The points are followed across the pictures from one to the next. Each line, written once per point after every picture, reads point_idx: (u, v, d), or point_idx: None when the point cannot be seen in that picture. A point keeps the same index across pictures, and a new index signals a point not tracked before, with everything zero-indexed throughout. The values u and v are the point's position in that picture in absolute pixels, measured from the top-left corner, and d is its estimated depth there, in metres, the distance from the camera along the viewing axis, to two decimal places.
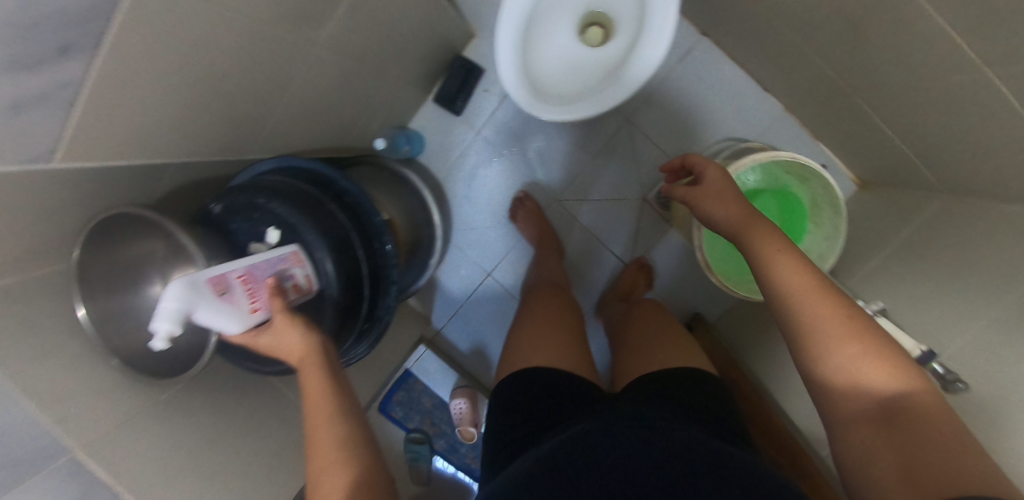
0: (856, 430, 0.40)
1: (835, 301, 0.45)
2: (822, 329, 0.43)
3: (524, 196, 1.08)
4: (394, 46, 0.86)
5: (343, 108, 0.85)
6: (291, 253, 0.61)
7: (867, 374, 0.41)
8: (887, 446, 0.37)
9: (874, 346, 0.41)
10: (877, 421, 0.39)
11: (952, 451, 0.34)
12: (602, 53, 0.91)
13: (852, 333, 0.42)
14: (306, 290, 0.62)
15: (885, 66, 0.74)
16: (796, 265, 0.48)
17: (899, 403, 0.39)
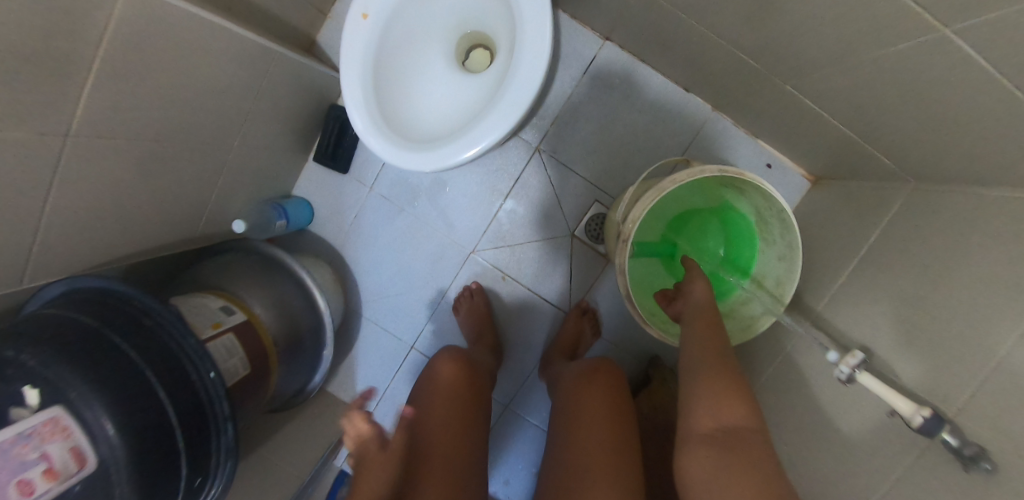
0: (699, 447, 0.48)
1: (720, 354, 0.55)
2: (697, 368, 0.54)
3: (475, 289, 0.95)
4: (230, 113, 0.71)
5: (176, 197, 0.70)
6: (43, 424, 0.43)
7: (723, 409, 0.49)
8: (721, 469, 0.44)
9: (738, 391, 0.50)
10: (715, 446, 0.46)
11: (762, 475, 0.42)
12: (480, 80, 0.76)
13: (719, 376, 0.52)
14: (69, 473, 0.44)
15: (812, 48, 0.59)
16: (716, 328, 0.59)
17: (739, 433, 0.46)
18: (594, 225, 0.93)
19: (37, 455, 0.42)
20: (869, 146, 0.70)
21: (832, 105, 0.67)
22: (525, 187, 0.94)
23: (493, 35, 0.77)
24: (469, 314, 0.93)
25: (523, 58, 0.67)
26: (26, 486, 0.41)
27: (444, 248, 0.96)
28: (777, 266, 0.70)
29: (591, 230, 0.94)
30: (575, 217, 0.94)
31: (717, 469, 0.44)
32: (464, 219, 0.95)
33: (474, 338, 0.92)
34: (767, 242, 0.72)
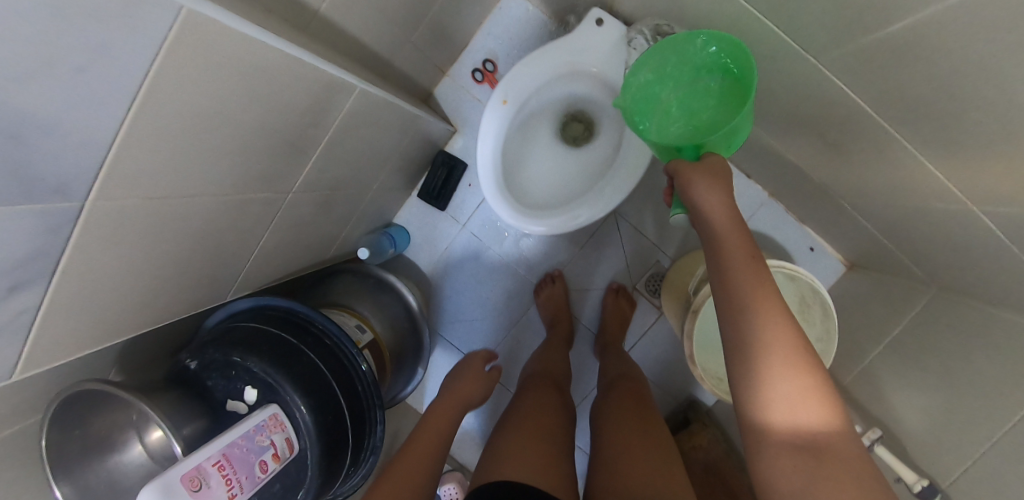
0: (776, 371, 0.44)
1: (785, 320, 0.47)
2: (773, 351, 0.45)
3: (557, 275, 1.08)
4: (377, 164, 0.84)
5: (325, 230, 0.83)
6: (270, 417, 0.59)
7: (780, 357, 0.45)
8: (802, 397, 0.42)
9: (796, 338, 0.46)
10: (798, 368, 0.44)
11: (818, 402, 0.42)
12: (582, 158, 0.92)
13: (805, 363, 0.44)
14: (286, 456, 0.60)
15: (866, 181, 0.74)
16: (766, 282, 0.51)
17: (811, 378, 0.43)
18: (655, 281, 1.08)
19: (268, 442, 0.58)
20: (903, 255, 0.85)
21: (874, 220, 0.82)
22: (598, 241, 1.09)
23: (598, 116, 0.91)
24: (548, 299, 1.06)
25: (631, 151, 0.82)
26: (265, 464, 0.57)
27: (520, 283, 1.11)
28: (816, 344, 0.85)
29: (650, 284, 1.08)
30: (639, 272, 1.09)
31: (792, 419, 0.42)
32: (541, 261, 1.10)
33: (552, 319, 1.05)
34: (809, 323, 0.85)
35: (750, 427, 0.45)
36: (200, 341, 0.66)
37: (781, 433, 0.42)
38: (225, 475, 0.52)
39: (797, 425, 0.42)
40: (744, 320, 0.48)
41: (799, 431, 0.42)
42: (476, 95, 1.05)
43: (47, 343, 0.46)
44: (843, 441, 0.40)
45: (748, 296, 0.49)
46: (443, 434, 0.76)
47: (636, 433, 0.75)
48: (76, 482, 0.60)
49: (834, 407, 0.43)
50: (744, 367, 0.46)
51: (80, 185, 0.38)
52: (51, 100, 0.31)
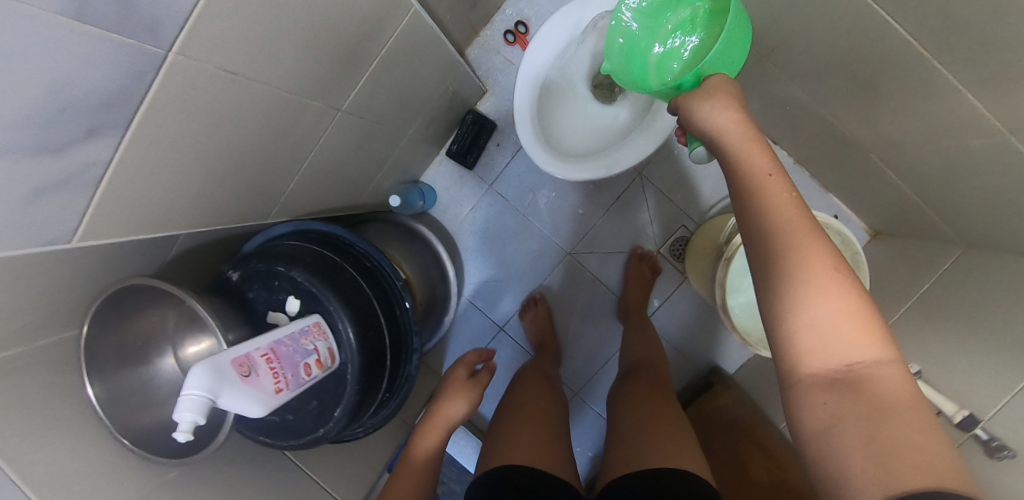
0: (802, 297, 0.39)
1: (816, 242, 0.41)
2: (806, 281, 0.40)
3: (538, 298, 1.08)
4: (415, 107, 0.85)
5: (363, 167, 0.83)
6: (313, 325, 0.59)
7: (810, 282, 0.40)
8: (829, 324, 0.38)
9: (832, 259, 0.40)
10: (826, 293, 0.39)
11: (846, 330, 0.38)
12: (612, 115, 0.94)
13: (840, 293, 0.39)
14: (327, 365, 0.59)
15: (901, 127, 0.75)
16: (795, 203, 0.44)
17: (841, 307, 0.39)
18: (677, 245, 1.09)
19: (312, 347, 0.57)
20: (930, 212, 0.86)
21: (905, 174, 0.83)
22: (623, 205, 1.10)
23: None
24: (533, 322, 1.07)
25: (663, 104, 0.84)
26: (309, 368, 0.56)
27: (546, 245, 1.11)
28: None
29: (675, 249, 1.09)
30: (662, 236, 1.10)
31: (815, 349, 0.39)
32: (564, 224, 1.10)
33: (538, 342, 1.05)
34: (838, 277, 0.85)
35: (781, 366, 0.41)
36: (241, 255, 0.65)
37: (815, 369, 0.39)
38: (272, 368, 0.52)
39: (833, 359, 0.38)
40: (771, 253, 0.42)
41: (832, 367, 0.38)
42: (508, 56, 1.07)
43: (108, 213, 0.46)
44: (886, 370, 0.37)
45: (781, 227, 0.42)
46: (430, 465, 0.78)
47: (647, 409, 0.75)
48: (111, 384, 0.59)
49: (877, 334, 0.38)
50: (771, 301, 0.42)
51: (169, 31, 0.38)
52: None
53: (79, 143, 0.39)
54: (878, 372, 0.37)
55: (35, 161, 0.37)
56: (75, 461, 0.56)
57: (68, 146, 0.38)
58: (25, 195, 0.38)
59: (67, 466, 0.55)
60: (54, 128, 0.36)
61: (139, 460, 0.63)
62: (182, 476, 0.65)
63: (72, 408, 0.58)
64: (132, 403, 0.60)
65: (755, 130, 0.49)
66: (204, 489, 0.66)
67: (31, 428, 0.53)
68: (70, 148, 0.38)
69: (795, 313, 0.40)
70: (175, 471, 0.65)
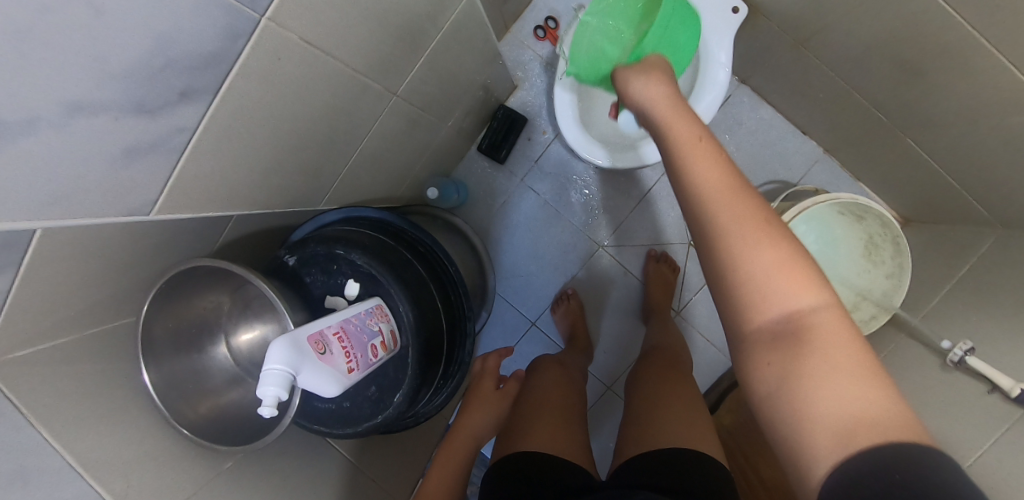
0: (741, 255, 0.41)
1: (747, 200, 0.43)
2: (741, 241, 0.41)
3: (571, 293, 1.07)
4: (456, 97, 0.85)
5: (406, 156, 0.83)
6: (375, 307, 0.58)
7: (745, 238, 0.41)
8: (767, 277, 0.40)
9: (762, 215, 0.42)
10: (761, 248, 0.40)
11: (784, 283, 0.39)
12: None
13: (776, 246, 0.40)
14: (390, 348, 0.58)
15: (939, 107, 0.77)
16: (719, 164, 0.46)
17: (779, 260, 0.40)
18: None
19: (377, 328, 0.56)
20: (965, 195, 0.87)
21: (940, 157, 0.84)
22: (654, 197, 1.10)
23: None
24: (566, 316, 1.05)
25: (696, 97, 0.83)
26: (376, 349, 0.55)
27: (577, 238, 1.11)
28: (886, 281, 0.88)
29: None
30: None
31: (757, 304, 0.40)
32: (595, 217, 1.10)
33: (571, 335, 1.04)
34: (878, 261, 0.89)
35: (729, 324, 0.43)
36: (295, 240, 0.64)
37: (758, 326, 0.40)
38: (344, 347, 0.51)
39: (773, 310, 0.39)
40: (703, 214, 0.43)
41: (772, 316, 0.39)
42: (539, 51, 1.08)
43: (185, 184, 0.45)
44: (827, 314, 0.38)
45: (714, 193, 0.43)
46: (454, 478, 0.70)
47: (667, 391, 0.74)
48: (166, 371, 0.57)
49: (813, 281, 0.40)
50: (711, 267, 0.43)
51: None
52: None
53: (171, 107, 0.38)
54: (817, 319, 0.38)
55: (133, 122, 0.36)
56: (132, 450, 0.54)
57: (162, 109, 0.38)
58: (115, 159, 0.37)
59: (125, 454, 0.53)
60: (152, 89, 0.36)
61: (197, 448, 0.61)
62: (234, 467, 0.63)
63: (125, 396, 0.57)
64: (187, 391, 0.59)
65: (686, 111, 0.54)
66: (254, 482, 0.64)
67: (84, 415, 0.51)
68: (162, 112, 0.38)
69: (734, 276, 0.41)
70: (230, 459, 0.64)
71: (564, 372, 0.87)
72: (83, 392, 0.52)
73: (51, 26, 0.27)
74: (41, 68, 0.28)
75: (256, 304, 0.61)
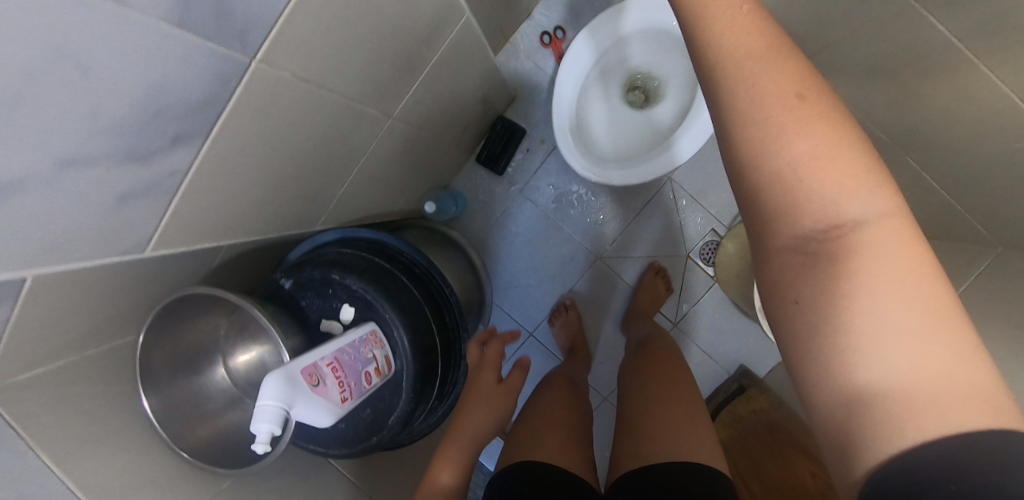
0: (774, 150, 0.31)
1: (786, 70, 0.32)
2: (773, 121, 0.31)
3: (569, 304, 1.07)
4: (454, 113, 0.85)
5: (403, 173, 0.84)
6: (369, 333, 0.59)
7: (782, 126, 0.31)
8: (807, 177, 0.31)
9: (805, 90, 0.32)
10: (802, 135, 0.31)
11: (830, 184, 0.30)
12: (657, 116, 0.94)
13: (821, 132, 0.31)
14: (385, 373, 0.59)
15: (939, 128, 0.76)
16: (752, 12, 0.34)
17: (824, 154, 0.31)
18: (708, 250, 1.10)
19: (372, 355, 0.57)
20: (964, 214, 0.86)
21: (940, 177, 0.83)
22: (653, 210, 1.10)
23: (662, 77, 0.95)
24: (564, 327, 1.05)
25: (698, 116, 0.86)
26: (370, 376, 0.56)
27: (576, 250, 1.11)
28: None
29: (704, 253, 1.10)
30: (692, 240, 1.10)
31: (791, 213, 0.32)
32: (594, 228, 1.10)
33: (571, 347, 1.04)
34: None
35: (754, 236, 0.35)
36: (292, 263, 0.65)
37: (787, 241, 0.32)
38: (338, 377, 0.52)
39: (808, 221, 0.31)
40: (730, 97, 0.33)
41: (810, 226, 0.31)
42: (538, 62, 1.07)
43: (180, 222, 0.46)
44: (881, 225, 0.30)
45: (743, 54, 0.33)
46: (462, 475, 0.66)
47: (659, 390, 0.75)
48: (166, 396, 0.58)
49: (862, 183, 0.31)
50: (732, 159, 0.34)
51: (254, 35, 0.38)
52: None
53: (164, 152, 0.38)
54: (868, 233, 0.30)
55: (126, 169, 0.37)
56: (133, 474, 0.55)
57: (155, 155, 0.38)
58: (109, 206, 0.38)
59: (125, 478, 0.54)
60: (144, 137, 0.36)
61: (196, 469, 0.63)
62: (233, 486, 0.64)
63: (126, 419, 0.58)
64: (186, 414, 0.60)
65: None
66: None
67: (84, 442, 0.52)
68: (156, 157, 0.38)
69: (760, 170, 0.32)
70: (228, 479, 0.65)
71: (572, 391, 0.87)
72: (84, 419, 0.53)
73: (35, 90, 0.27)
74: (30, 130, 0.28)
75: (254, 327, 0.62)
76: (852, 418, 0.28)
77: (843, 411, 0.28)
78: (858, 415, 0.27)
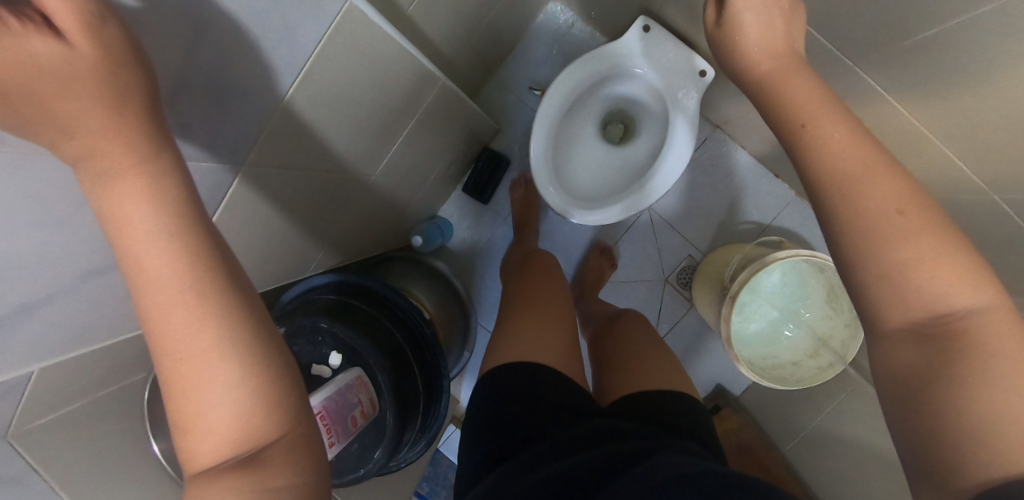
0: (901, 246, 0.33)
1: (902, 184, 0.35)
2: (883, 229, 0.34)
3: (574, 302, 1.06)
4: (435, 156, 0.90)
5: (387, 215, 0.89)
6: (355, 378, 0.65)
7: (900, 231, 0.33)
8: (930, 266, 0.32)
9: (917, 199, 0.35)
10: (929, 236, 0.33)
11: (949, 277, 0.32)
12: (636, 149, 0.99)
13: (930, 236, 0.33)
14: (369, 415, 0.65)
15: None
16: (849, 132, 0.38)
17: (942, 256, 0.33)
18: (685, 274, 1.15)
19: (357, 399, 0.63)
20: None
21: None
22: (631, 236, 1.16)
23: (636, 116, 1.00)
24: None
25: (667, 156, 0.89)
26: (355, 419, 0.62)
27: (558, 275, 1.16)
28: (842, 330, 0.93)
29: (681, 277, 1.15)
30: (670, 265, 1.16)
31: (904, 301, 0.33)
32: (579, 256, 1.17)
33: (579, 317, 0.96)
34: (836, 311, 0.93)
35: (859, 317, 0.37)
36: (284, 311, 0.71)
37: (899, 326, 0.34)
38: (323, 425, 0.58)
39: (917, 310, 0.33)
40: (840, 202, 0.36)
41: (920, 315, 0.33)
42: (522, 97, 1.12)
43: None
44: (994, 316, 0.32)
45: (844, 172, 0.36)
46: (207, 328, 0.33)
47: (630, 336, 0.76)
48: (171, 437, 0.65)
49: (971, 280, 0.32)
50: (841, 256, 0.36)
51: (244, 146, 0.42)
52: (236, 65, 0.36)
53: None
54: (982, 324, 0.31)
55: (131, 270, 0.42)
56: None
57: None
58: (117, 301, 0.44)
59: None
60: None
61: None
62: None
63: None
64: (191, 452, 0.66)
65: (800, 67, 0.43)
66: None
67: None
68: None
69: (872, 264, 0.34)
70: None
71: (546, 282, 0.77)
72: None
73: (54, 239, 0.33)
74: (35, 264, 0.33)
75: None
76: (941, 463, 0.29)
77: (938, 454, 0.30)
78: (952, 460, 0.29)
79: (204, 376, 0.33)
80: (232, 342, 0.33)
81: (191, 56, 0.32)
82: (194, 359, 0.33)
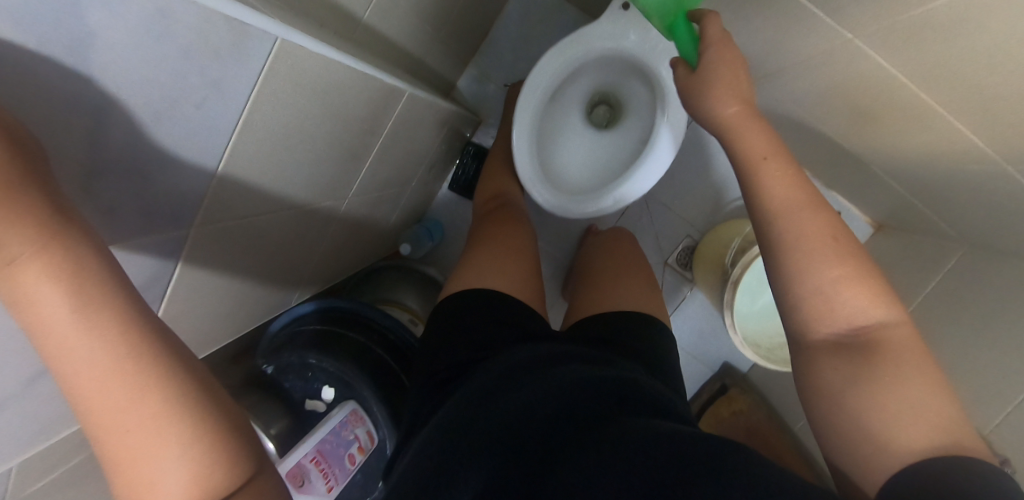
0: (824, 271, 0.38)
1: (832, 229, 0.40)
2: (813, 254, 0.39)
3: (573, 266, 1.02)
4: (413, 163, 0.86)
5: (370, 231, 0.86)
6: (349, 413, 0.63)
7: (824, 266, 0.38)
8: (847, 288, 0.37)
9: (845, 244, 0.39)
10: (848, 266, 0.38)
11: (864, 302, 0.37)
12: (625, 134, 0.93)
13: (845, 262, 0.38)
14: (368, 448, 0.64)
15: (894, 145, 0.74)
16: (797, 181, 0.43)
17: (851, 280, 0.37)
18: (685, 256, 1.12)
19: (353, 436, 0.62)
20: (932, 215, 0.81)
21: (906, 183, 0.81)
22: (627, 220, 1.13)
23: (622, 98, 0.94)
24: None
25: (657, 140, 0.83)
26: (353, 456, 0.62)
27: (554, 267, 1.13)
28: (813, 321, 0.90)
29: (681, 259, 1.12)
30: (667, 248, 1.12)
31: (825, 326, 0.37)
32: (572, 246, 1.14)
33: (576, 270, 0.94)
34: None
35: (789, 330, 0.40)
36: (273, 348, 0.70)
37: (818, 341, 0.37)
38: (320, 470, 0.57)
39: (836, 324, 0.37)
40: (774, 242, 0.41)
41: (836, 327, 0.37)
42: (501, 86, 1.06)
43: None
44: (900, 329, 0.35)
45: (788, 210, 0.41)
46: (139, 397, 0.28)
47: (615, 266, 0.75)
48: None
49: (881, 300, 0.37)
50: (777, 283, 0.41)
51: (181, 215, 0.39)
52: (172, 130, 0.33)
53: None
54: (889, 337, 0.35)
55: None
56: None
57: None
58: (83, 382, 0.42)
59: None
60: None
61: None
62: None
63: None
64: None
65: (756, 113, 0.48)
66: None
67: None
68: None
69: (798, 288, 0.39)
70: None
71: (510, 227, 0.74)
72: None
73: None
74: None
75: None
76: (857, 455, 0.32)
77: (852, 442, 0.33)
78: (862, 456, 0.32)
79: (153, 447, 0.29)
80: (183, 400, 0.30)
81: (117, 133, 0.29)
82: (142, 425, 0.29)
